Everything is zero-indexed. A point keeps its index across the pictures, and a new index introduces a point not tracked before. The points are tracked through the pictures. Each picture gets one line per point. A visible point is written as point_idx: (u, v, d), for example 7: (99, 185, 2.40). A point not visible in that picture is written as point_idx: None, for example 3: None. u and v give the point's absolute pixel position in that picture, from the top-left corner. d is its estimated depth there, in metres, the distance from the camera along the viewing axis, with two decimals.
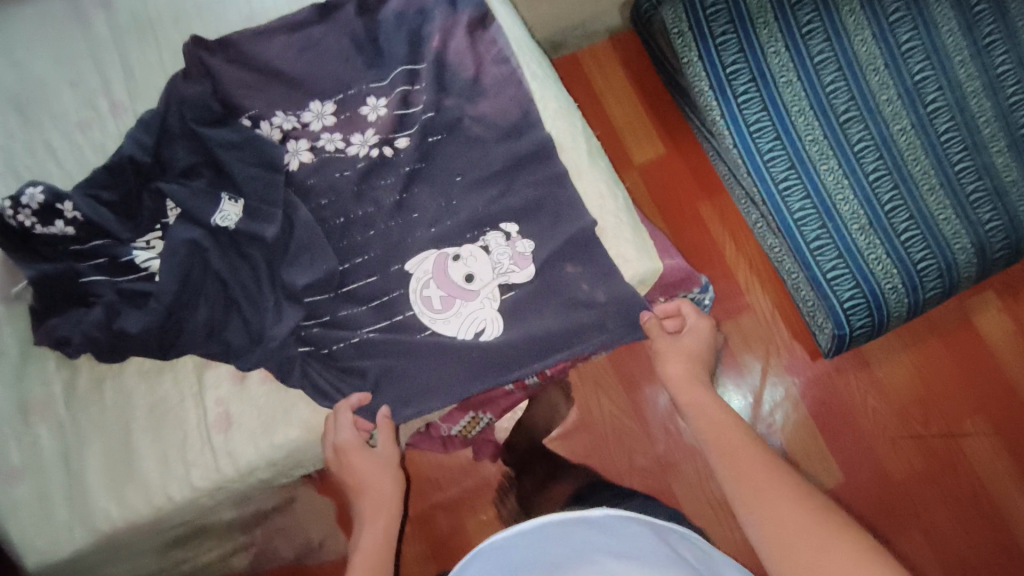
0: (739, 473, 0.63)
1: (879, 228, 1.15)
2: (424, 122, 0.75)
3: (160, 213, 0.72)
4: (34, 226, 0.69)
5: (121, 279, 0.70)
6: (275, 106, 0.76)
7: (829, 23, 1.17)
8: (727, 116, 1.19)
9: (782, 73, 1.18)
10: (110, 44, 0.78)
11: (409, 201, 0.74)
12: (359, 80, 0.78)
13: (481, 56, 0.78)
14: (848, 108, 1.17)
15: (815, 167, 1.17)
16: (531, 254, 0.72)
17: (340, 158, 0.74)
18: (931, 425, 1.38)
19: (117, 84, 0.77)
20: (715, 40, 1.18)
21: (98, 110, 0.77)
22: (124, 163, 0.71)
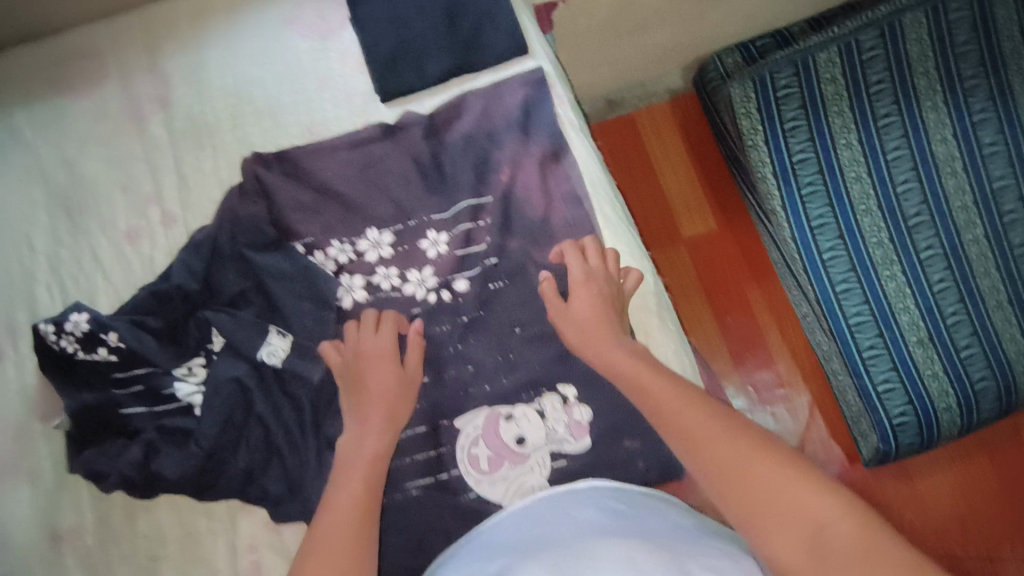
0: (678, 428, 0.56)
1: (940, 342, 1.00)
2: (486, 267, 0.71)
3: (205, 340, 0.69)
4: (77, 353, 0.67)
5: (160, 410, 0.68)
6: (330, 233, 0.72)
7: (908, 118, 1.00)
8: (788, 210, 1.02)
9: (851, 166, 1.01)
10: (165, 148, 0.75)
11: (460, 350, 0.70)
12: (420, 208, 0.72)
13: (550, 193, 0.73)
14: (918, 210, 1.00)
15: (877, 273, 1.00)
16: (588, 424, 0.68)
17: (395, 298, 0.71)
18: (970, 545, 1.15)
19: (169, 192, 0.74)
20: (784, 126, 1.02)
21: (149, 218, 0.74)
22: (174, 293, 0.69)
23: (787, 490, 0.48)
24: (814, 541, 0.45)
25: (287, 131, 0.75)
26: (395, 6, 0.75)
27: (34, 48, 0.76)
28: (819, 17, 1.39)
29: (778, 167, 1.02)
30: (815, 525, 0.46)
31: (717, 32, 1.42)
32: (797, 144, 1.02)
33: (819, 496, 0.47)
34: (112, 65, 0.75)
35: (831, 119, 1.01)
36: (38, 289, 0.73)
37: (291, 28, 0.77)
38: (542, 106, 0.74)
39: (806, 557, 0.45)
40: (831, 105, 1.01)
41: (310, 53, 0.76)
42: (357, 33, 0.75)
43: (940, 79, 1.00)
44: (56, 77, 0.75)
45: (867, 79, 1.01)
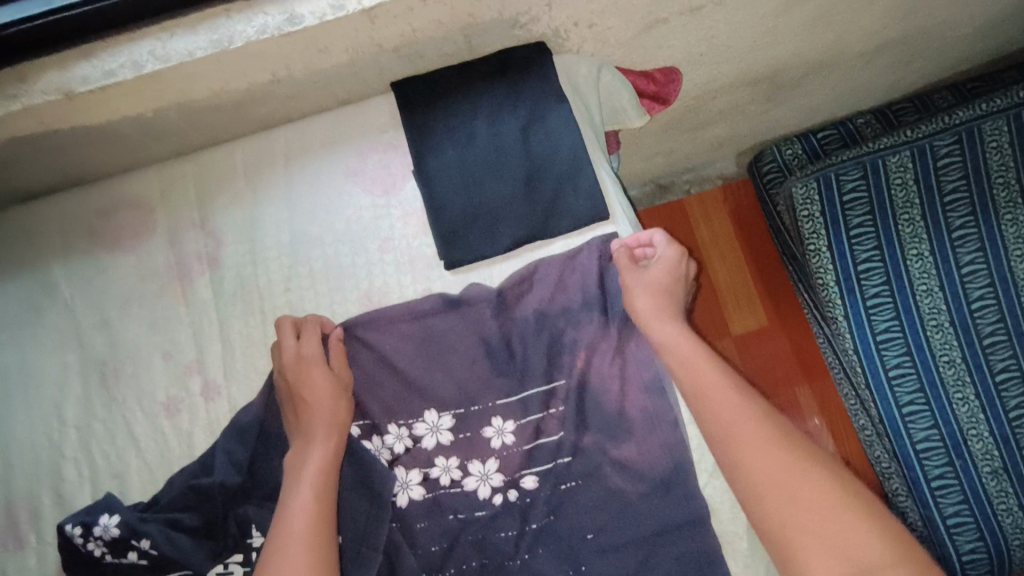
0: (725, 425, 0.54)
1: (1015, 473, 1.00)
2: (558, 466, 0.63)
3: (243, 539, 0.61)
4: (105, 556, 0.61)
5: None
6: (387, 416, 0.64)
7: (985, 232, 1.03)
8: (852, 321, 1.06)
9: (921, 280, 1.05)
10: (212, 311, 0.69)
11: (525, 561, 0.61)
12: (485, 391, 0.64)
13: (634, 378, 0.64)
14: (994, 331, 1.01)
15: (947, 392, 1.03)
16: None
17: (456, 494, 0.63)
18: None
19: (213, 360, 0.68)
20: (850, 231, 1.07)
21: (189, 389, 0.67)
22: (214, 488, 0.61)
23: (828, 520, 0.48)
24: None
25: (342, 294, 0.69)
26: (467, 167, 0.69)
27: (78, 197, 0.71)
28: (889, 113, 1.35)
29: (842, 276, 1.07)
30: (860, 570, 0.46)
31: (777, 127, 1.37)
32: (863, 252, 1.07)
33: (868, 535, 0.47)
34: (161, 215, 0.70)
35: (901, 228, 1.06)
36: (65, 467, 0.66)
37: (352, 182, 0.71)
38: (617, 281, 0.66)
39: None
40: (901, 213, 1.06)
41: (371, 213, 0.70)
42: (423, 194, 0.69)
43: (1021, 190, 1.03)
44: (100, 229, 0.70)
45: (941, 187, 1.05)
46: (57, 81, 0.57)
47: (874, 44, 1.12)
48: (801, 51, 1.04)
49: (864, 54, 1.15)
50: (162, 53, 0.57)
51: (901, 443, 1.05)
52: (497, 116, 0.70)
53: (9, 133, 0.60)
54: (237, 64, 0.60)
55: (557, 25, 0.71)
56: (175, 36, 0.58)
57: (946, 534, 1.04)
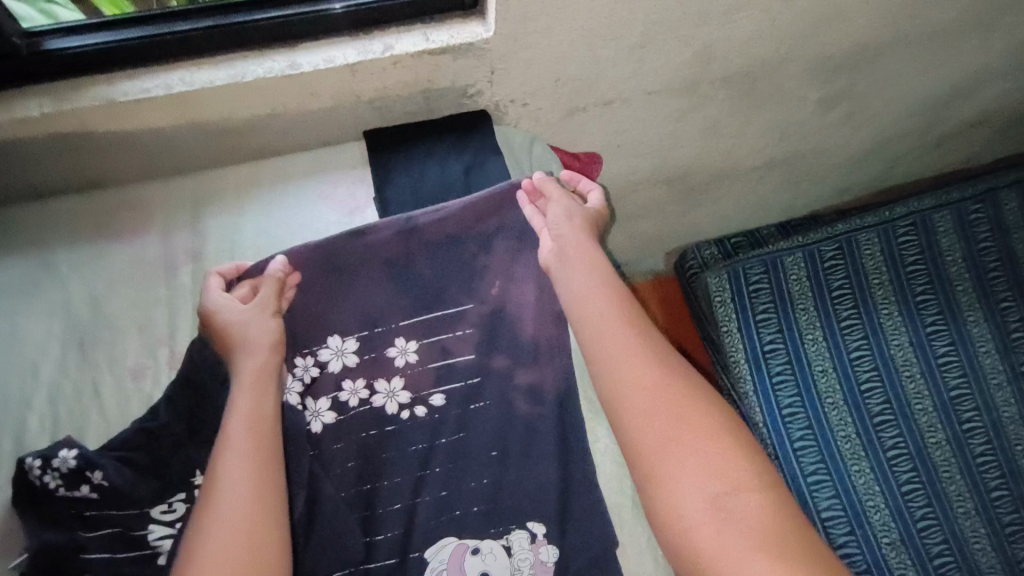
0: (619, 392, 0.69)
1: (900, 508, 1.31)
2: (469, 385, 0.82)
3: (188, 477, 0.70)
4: (57, 489, 0.67)
5: (123, 553, 0.67)
6: (295, 351, 0.81)
7: (867, 324, 1.44)
8: (759, 386, 1.42)
9: (817, 360, 1.42)
10: (188, 295, 0.80)
11: (436, 474, 0.79)
12: (393, 314, 0.84)
13: (542, 311, 0.85)
14: (882, 408, 1.37)
15: (833, 434, 1.37)
16: (553, 565, 0.77)
17: (366, 409, 0.80)
18: None
19: (182, 334, 0.78)
20: (756, 316, 1.47)
21: (156, 358, 0.77)
22: (165, 431, 0.71)
23: (700, 452, 0.64)
24: (719, 498, 0.62)
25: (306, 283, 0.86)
26: (419, 197, 0.88)
27: (90, 199, 0.85)
28: (786, 226, 1.65)
29: (751, 351, 1.45)
30: (723, 490, 0.62)
31: (693, 228, 1.62)
32: (768, 333, 1.45)
33: (742, 463, 0.64)
34: (159, 216, 0.84)
35: (798, 315, 1.46)
36: (28, 418, 0.73)
37: (324, 203, 0.87)
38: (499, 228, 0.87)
39: (711, 510, 0.61)
40: (797, 304, 1.47)
41: (338, 226, 0.86)
42: (381, 214, 0.86)
43: (892, 293, 1.46)
44: (103, 223, 0.83)
45: (830, 287, 1.47)
46: (104, 93, 0.74)
47: (763, 160, 1.39)
48: (701, 156, 1.29)
49: (757, 168, 1.41)
50: (189, 79, 0.75)
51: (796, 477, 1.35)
52: (445, 162, 0.89)
53: (50, 131, 0.76)
54: (246, 96, 0.78)
55: (498, 100, 0.92)
56: (200, 69, 0.76)
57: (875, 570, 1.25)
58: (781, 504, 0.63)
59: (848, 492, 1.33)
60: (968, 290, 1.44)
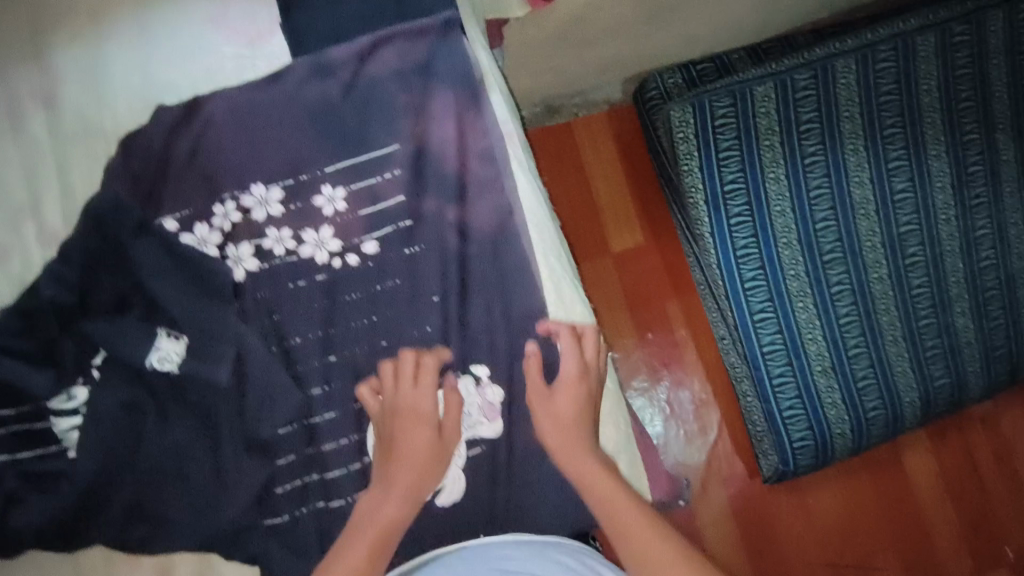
0: (615, 520, 0.62)
1: (841, 372, 1.15)
2: (401, 229, 0.70)
3: (85, 358, 0.62)
4: None
5: (24, 453, 0.61)
6: (212, 197, 0.66)
7: (830, 158, 1.11)
8: (717, 241, 1.12)
9: (777, 204, 1.12)
10: (46, 153, 0.64)
11: (376, 324, 0.68)
12: (316, 161, 0.69)
13: (470, 151, 0.73)
14: (832, 248, 1.12)
15: (791, 300, 1.13)
16: (500, 405, 0.70)
17: (293, 261, 0.68)
18: (846, 555, 1.33)
19: (48, 202, 0.64)
20: (719, 154, 1.11)
21: (22, 233, 0.63)
22: (44, 309, 0.61)
23: None
24: None
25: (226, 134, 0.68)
26: (340, 23, 0.71)
27: None
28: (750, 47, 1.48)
29: (710, 196, 1.12)
30: None
31: (660, 52, 1.45)
32: (729, 175, 1.11)
33: None
34: None
35: (764, 152, 1.11)
36: None
37: (214, 27, 0.68)
38: (444, 56, 0.72)
39: None
40: (763, 138, 1.11)
41: (235, 59, 0.68)
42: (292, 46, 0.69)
43: (861, 125, 1.12)
44: None
45: (798, 117, 1.11)
46: None
47: None
48: None
49: None
50: None
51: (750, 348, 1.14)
52: None
53: None
54: None
55: None
56: None
57: (782, 425, 1.17)
58: None
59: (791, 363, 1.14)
60: (935, 121, 1.12)
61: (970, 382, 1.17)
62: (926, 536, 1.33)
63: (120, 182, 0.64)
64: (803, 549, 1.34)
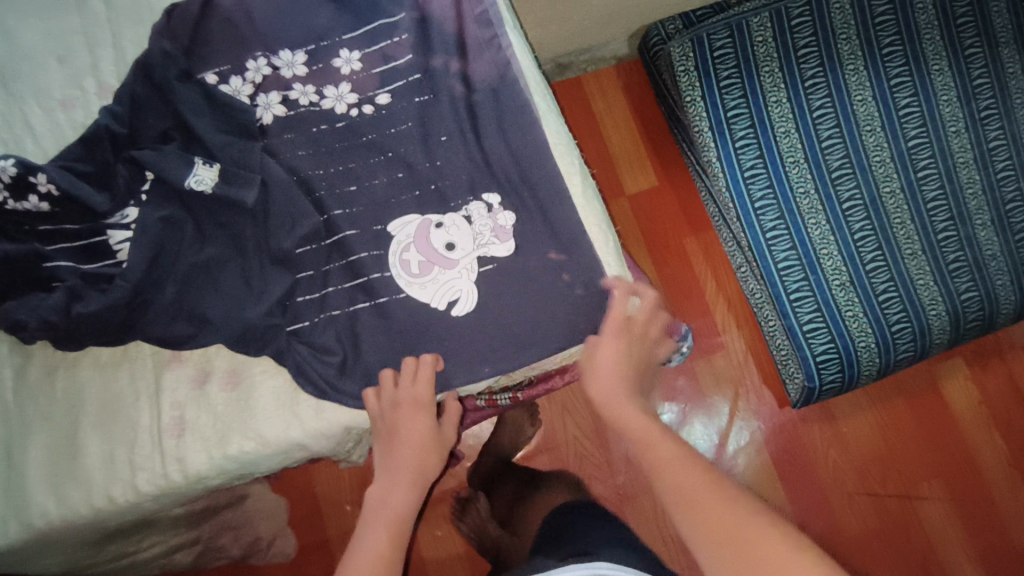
0: (687, 493, 0.56)
1: (860, 286, 1.11)
2: (411, 82, 0.77)
3: (137, 182, 0.71)
4: (6, 201, 0.66)
5: (87, 264, 0.69)
6: (246, 55, 0.75)
7: (832, 80, 1.11)
8: (722, 162, 1.12)
9: (780, 124, 1.11)
10: (104, 26, 0.75)
11: (390, 158, 0.75)
12: (334, 29, 0.77)
13: (467, 15, 0.79)
14: (841, 164, 1.11)
15: (803, 218, 1.11)
16: (511, 228, 0.74)
17: (316, 112, 0.75)
18: (889, 485, 1.30)
19: (106, 63, 0.75)
20: (720, 83, 1.12)
21: (83, 88, 0.74)
22: (99, 132, 0.69)
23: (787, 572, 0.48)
24: None
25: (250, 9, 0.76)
26: None
27: None
28: None
29: (713, 120, 1.12)
30: None
31: None
32: (731, 100, 1.11)
33: None
34: None
35: (763, 78, 1.11)
36: None
37: None
38: None
39: None
40: (763, 65, 1.12)
41: None
42: None
43: (860, 45, 1.12)
44: None
45: (795, 43, 1.12)
46: None
47: None
48: None
49: None
50: None
51: (765, 264, 1.11)
52: None
53: None
54: None
55: None
56: None
57: (803, 340, 1.12)
58: None
59: (808, 281, 1.11)
60: (936, 38, 1.12)
61: (1001, 296, 1.11)
62: (968, 456, 1.31)
63: (164, 35, 0.73)
64: (840, 472, 1.31)
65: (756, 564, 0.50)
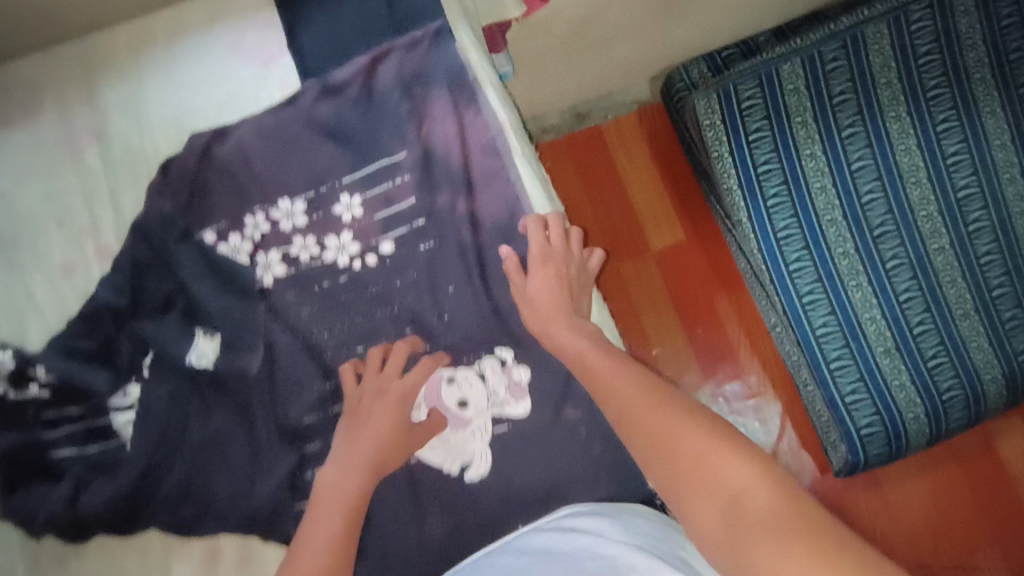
0: (614, 401, 0.61)
1: (906, 352, 0.98)
2: (415, 228, 0.73)
3: (138, 355, 0.69)
4: (8, 393, 0.67)
5: (90, 447, 0.67)
6: (244, 210, 0.72)
7: (871, 128, 0.97)
8: (753, 223, 0.98)
9: (816, 180, 0.97)
10: (101, 183, 0.73)
11: (397, 312, 0.71)
12: (333, 173, 0.73)
13: (471, 146, 0.74)
14: (883, 221, 0.97)
15: (843, 283, 0.98)
16: (527, 384, 0.70)
17: (318, 266, 0.71)
18: (941, 556, 1.20)
19: (104, 223, 0.72)
20: (748, 136, 0.98)
21: (82, 252, 0.71)
22: (103, 311, 0.69)
23: (704, 457, 0.53)
24: (731, 509, 0.50)
25: (246, 159, 0.73)
26: (338, 39, 0.75)
27: None
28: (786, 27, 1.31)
29: (742, 178, 0.98)
30: (731, 496, 0.51)
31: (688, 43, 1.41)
32: (760, 154, 0.98)
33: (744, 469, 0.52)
34: (51, 100, 0.74)
35: (795, 129, 0.97)
36: None
37: (233, 55, 0.76)
38: (439, 64, 0.74)
39: (722, 525, 0.50)
40: (795, 115, 0.98)
41: (252, 80, 0.75)
42: (298, 63, 0.75)
43: (901, 89, 0.97)
44: None
45: (829, 91, 0.97)
46: None
47: None
48: None
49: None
50: None
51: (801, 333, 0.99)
52: None
53: None
54: None
55: None
56: None
57: (846, 413, 1.01)
58: (788, 496, 0.49)
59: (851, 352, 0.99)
60: (986, 76, 0.96)
61: None
62: None
63: (164, 196, 0.71)
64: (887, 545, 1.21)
65: (683, 459, 0.54)
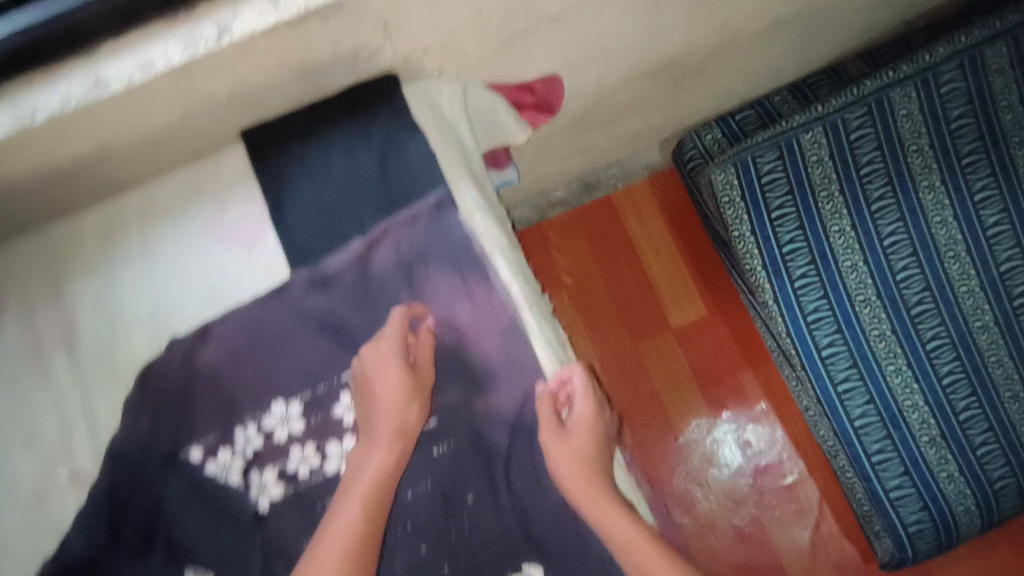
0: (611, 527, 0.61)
1: (952, 438, 0.98)
2: (426, 430, 0.64)
3: None
4: None
5: None
6: (232, 423, 0.64)
7: (903, 200, 0.97)
8: (782, 305, 0.99)
9: (847, 257, 0.98)
10: (70, 398, 0.65)
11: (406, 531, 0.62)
12: (330, 370, 0.65)
13: (481, 329, 0.66)
14: (922, 298, 0.97)
15: (880, 366, 0.98)
16: None
17: (318, 481, 0.64)
18: None
19: (74, 445, 0.64)
20: (772, 214, 0.99)
21: (52, 483, 0.64)
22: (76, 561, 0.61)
23: None
24: None
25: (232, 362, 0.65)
26: (327, 211, 0.68)
27: None
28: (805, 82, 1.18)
29: (768, 258, 0.99)
30: None
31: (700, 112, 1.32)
32: (786, 232, 0.98)
33: None
34: (13, 302, 0.67)
35: (822, 203, 0.98)
36: None
37: (211, 239, 0.67)
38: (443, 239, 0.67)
39: None
40: (821, 190, 0.98)
41: (233, 267, 0.67)
42: (284, 246, 0.67)
43: (934, 158, 0.98)
44: None
45: (856, 161, 0.98)
46: None
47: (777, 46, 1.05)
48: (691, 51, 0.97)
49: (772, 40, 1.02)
50: None
51: (839, 422, 1.00)
52: (353, 150, 0.69)
53: None
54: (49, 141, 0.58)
55: (405, 55, 0.69)
56: None
57: (891, 506, 1.01)
58: None
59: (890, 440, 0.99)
60: None
61: None
62: None
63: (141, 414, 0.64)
64: None
65: None
